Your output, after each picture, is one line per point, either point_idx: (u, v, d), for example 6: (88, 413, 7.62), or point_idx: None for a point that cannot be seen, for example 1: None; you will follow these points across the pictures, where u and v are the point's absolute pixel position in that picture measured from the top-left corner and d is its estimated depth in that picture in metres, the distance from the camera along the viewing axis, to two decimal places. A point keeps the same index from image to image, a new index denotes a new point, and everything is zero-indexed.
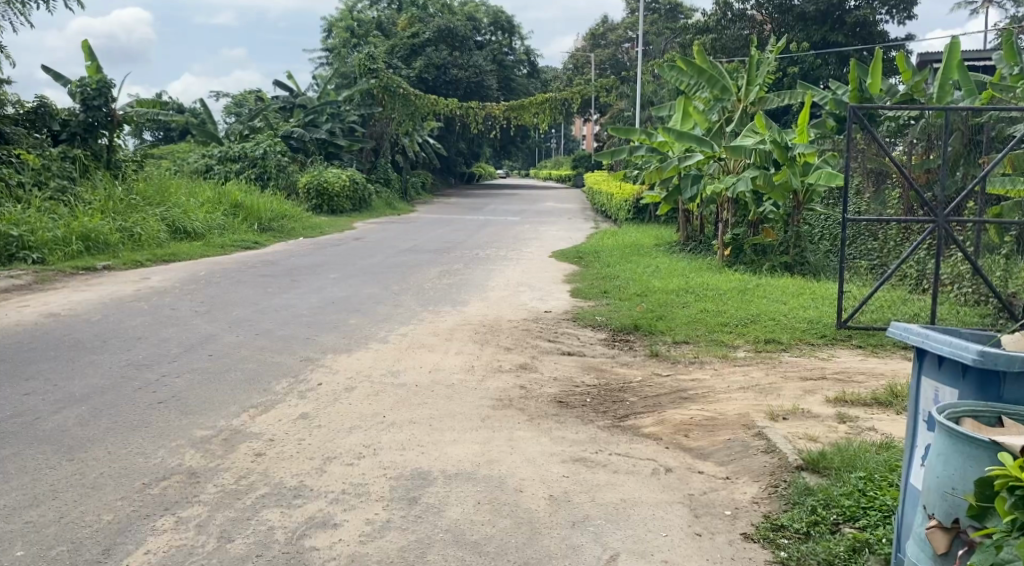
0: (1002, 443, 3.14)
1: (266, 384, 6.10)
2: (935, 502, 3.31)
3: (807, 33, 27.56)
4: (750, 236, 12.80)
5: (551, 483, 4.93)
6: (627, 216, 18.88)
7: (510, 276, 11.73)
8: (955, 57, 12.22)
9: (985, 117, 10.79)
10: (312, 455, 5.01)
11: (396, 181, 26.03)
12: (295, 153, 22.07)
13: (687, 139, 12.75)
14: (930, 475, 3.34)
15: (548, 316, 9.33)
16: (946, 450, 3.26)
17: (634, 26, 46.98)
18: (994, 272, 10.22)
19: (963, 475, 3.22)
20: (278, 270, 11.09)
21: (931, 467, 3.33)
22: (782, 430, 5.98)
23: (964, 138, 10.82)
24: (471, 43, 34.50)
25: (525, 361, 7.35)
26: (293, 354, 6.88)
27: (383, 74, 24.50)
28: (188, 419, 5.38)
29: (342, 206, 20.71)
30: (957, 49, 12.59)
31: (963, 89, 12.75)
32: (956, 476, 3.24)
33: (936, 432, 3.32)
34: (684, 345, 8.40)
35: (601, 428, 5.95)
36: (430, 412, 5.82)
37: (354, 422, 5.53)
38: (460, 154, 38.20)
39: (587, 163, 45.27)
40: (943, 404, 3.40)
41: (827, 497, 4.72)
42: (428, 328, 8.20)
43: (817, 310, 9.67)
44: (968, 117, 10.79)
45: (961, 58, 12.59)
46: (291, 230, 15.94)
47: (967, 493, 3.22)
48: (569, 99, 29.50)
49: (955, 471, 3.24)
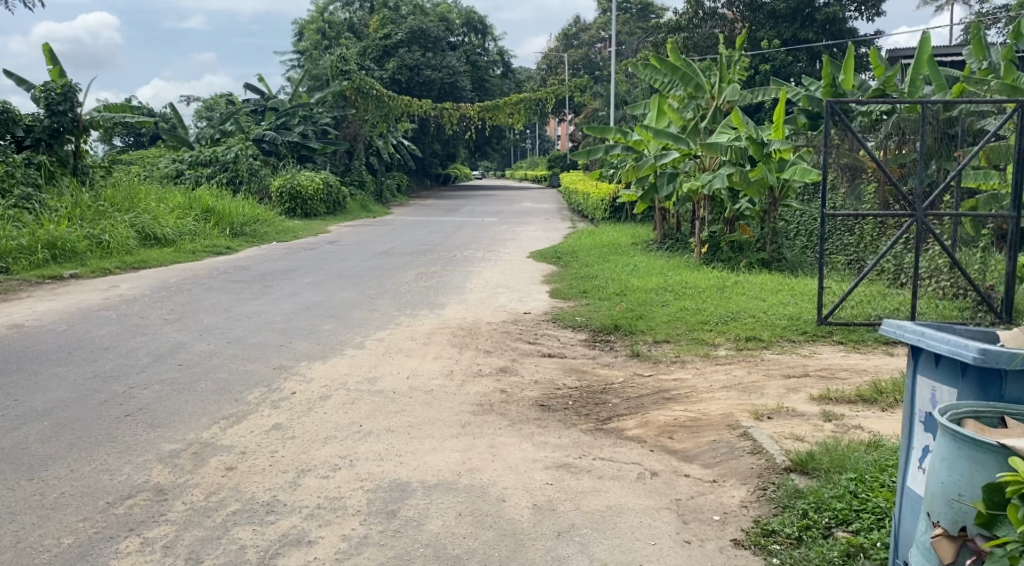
0: (1009, 446, 3.02)
1: (238, 394, 5.91)
2: (940, 509, 3.17)
3: (778, 31, 27.55)
4: (727, 233, 12.70)
5: (535, 491, 4.77)
6: (604, 215, 18.78)
7: (488, 277, 11.58)
8: (926, 52, 12.24)
9: (956, 111, 10.77)
10: (286, 469, 4.82)
11: (371, 183, 25.83)
12: (267, 156, 21.79)
13: (663, 137, 12.58)
14: (933, 480, 3.21)
15: (527, 317, 9.18)
16: (951, 454, 3.13)
17: (607, 26, 47.05)
18: (970, 265, 10.22)
19: (970, 481, 3.09)
20: (251, 276, 10.87)
21: (935, 472, 3.20)
22: (767, 430, 5.86)
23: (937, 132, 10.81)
24: (444, 43, 34.18)
25: (505, 364, 7.20)
26: (266, 362, 6.68)
27: (355, 76, 24.22)
28: (155, 433, 5.18)
29: (316, 209, 20.50)
30: (927, 44, 12.60)
31: (934, 83, 12.77)
32: (962, 482, 3.11)
33: (939, 435, 3.19)
34: (665, 344, 8.27)
35: (585, 432, 5.81)
36: (408, 419, 5.65)
37: (330, 432, 5.35)
38: (435, 155, 38.03)
39: (562, 164, 45.22)
40: (944, 406, 3.27)
41: (818, 500, 4.61)
42: (405, 332, 8.02)
43: (797, 306, 9.58)
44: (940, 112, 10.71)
45: (932, 53, 12.61)
46: (264, 234, 15.69)
47: (975, 500, 3.08)
48: (543, 100, 29.43)
49: (961, 476, 3.11)
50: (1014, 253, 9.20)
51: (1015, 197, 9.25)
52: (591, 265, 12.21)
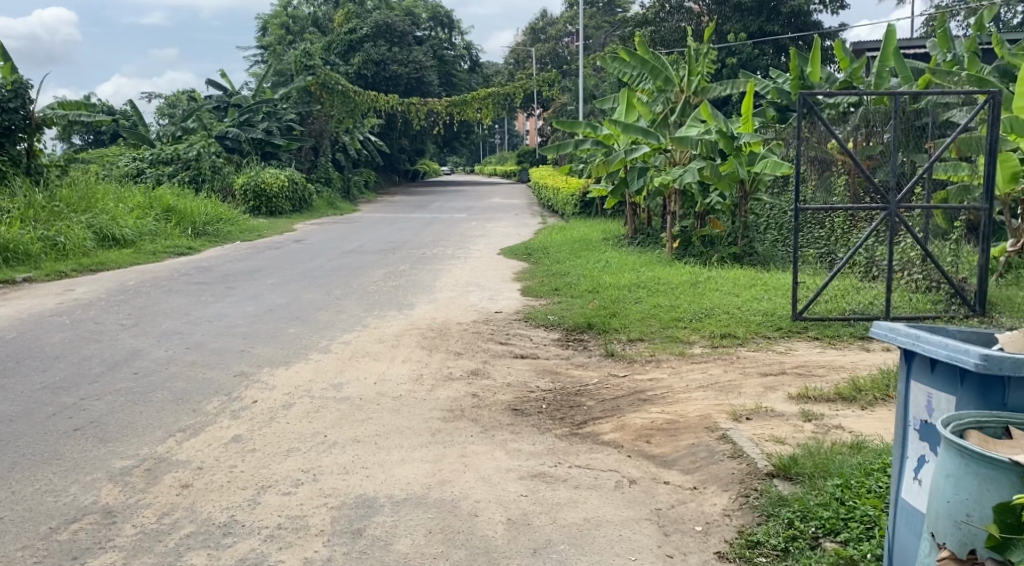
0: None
1: (196, 404, 5.63)
2: (946, 529, 2.97)
3: (744, 24, 27.38)
4: (698, 228, 12.63)
5: (509, 505, 4.54)
6: (574, 210, 18.58)
7: (458, 275, 11.33)
8: (892, 44, 12.18)
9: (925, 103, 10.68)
10: (245, 485, 4.56)
11: (338, 180, 25.43)
12: (230, 153, 21.34)
13: (633, 131, 12.37)
14: (938, 498, 3.00)
15: (498, 316, 8.95)
16: (958, 471, 2.93)
17: (574, 20, 46.83)
18: (944, 258, 10.10)
19: (979, 500, 2.89)
20: (213, 277, 10.56)
21: (940, 490, 3.00)
22: (747, 432, 5.69)
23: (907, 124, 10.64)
24: (411, 38, 33.71)
25: (476, 367, 6.96)
26: (226, 369, 6.41)
27: (320, 71, 24.00)
28: (105, 448, 4.90)
29: (281, 207, 20.13)
30: (894, 36, 12.55)
31: (901, 76, 12.71)
32: (971, 501, 2.91)
33: (944, 450, 2.98)
34: (639, 343, 8.07)
35: (560, 438, 5.60)
36: (376, 428, 5.40)
37: (292, 444, 5.09)
38: (403, 151, 37.64)
39: (531, 159, 44.99)
40: (946, 416, 3.09)
41: (804, 509, 4.48)
42: (373, 335, 7.75)
43: (771, 301, 9.43)
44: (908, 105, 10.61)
45: (898, 45, 12.55)
46: (227, 233, 15.33)
47: (985, 521, 2.88)
48: (511, 95, 29.21)
49: (969, 495, 2.90)
50: (986, 245, 9.11)
51: (987, 190, 9.15)
52: (563, 261, 12.00)
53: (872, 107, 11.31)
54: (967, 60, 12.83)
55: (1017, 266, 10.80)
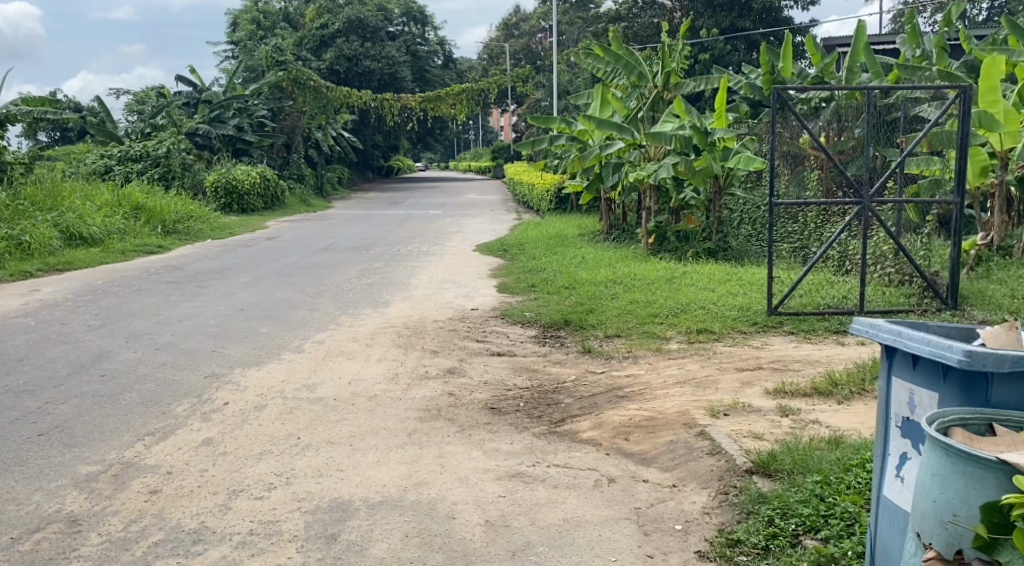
0: (1012, 463, 2.77)
1: (166, 407, 5.51)
2: (932, 530, 2.93)
3: (716, 19, 27.39)
4: (673, 223, 12.62)
5: (486, 506, 4.47)
6: (549, 205, 18.52)
7: (433, 272, 11.23)
8: (862, 39, 12.23)
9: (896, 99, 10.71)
10: (216, 490, 4.46)
11: (311, 176, 25.23)
12: (201, 150, 21.12)
13: (607, 127, 12.33)
14: (923, 498, 2.96)
15: (474, 313, 8.88)
16: (944, 471, 2.88)
17: (547, 15, 46.84)
18: (917, 252, 10.14)
19: (965, 499, 2.84)
20: (183, 276, 10.41)
21: (926, 490, 2.95)
22: (725, 428, 5.65)
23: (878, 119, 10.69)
24: (383, 33, 33.51)
25: (453, 365, 6.87)
26: (196, 370, 6.29)
27: (292, 67, 24.01)
28: (71, 454, 4.78)
29: (253, 204, 19.90)
30: (863, 32, 12.60)
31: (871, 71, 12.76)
32: (958, 501, 2.86)
33: (930, 448, 2.94)
34: (616, 339, 8.02)
35: (537, 436, 5.54)
36: (350, 429, 5.31)
37: (265, 447, 4.99)
38: (377, 147, 37.43)
39: (506, 155, 44.92)
40: (930, 413, 3.04)
41: (784, 506, 4.45)
42: (347, 333, 7.64)
43: (746, 296, 9.41)
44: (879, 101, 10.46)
45: (868, 41, 12.61)
46: (198, 231, 15.13)
47: (972, 521, 2.84)
48: (485, 90, 29.15)
49: (956, 494, 2.86)
50: (958, 239, 9.13)
51: (959, 183, 9.16)
52: (539, 257, 11.93)
53: (843, 102, 11.36)
54: (935, 55, 12.93)
55: (987, 259, 10.81)
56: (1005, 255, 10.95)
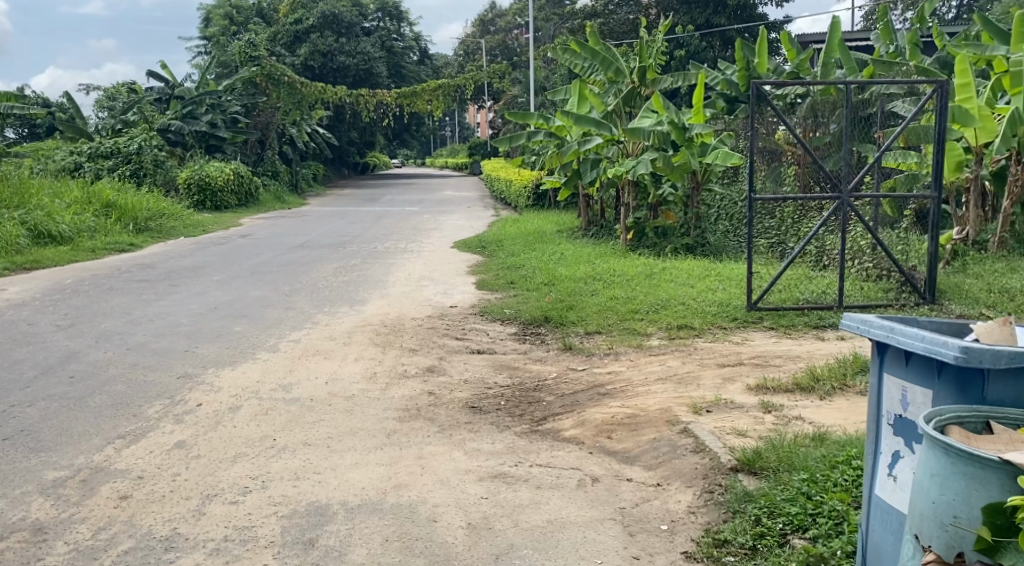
0: (1013, 462, 2.70)
1: (137, 409, 5.37)
2: (931, 532, 2.85)
3: (691, 16, 27.37)
4: (651, 218, 12.58)
5: (469, 508, 4.37)
6: (527, 202, 18.41)
7: (411, 270, 11.10)
8: (836, 36, 12.21)
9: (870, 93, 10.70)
10: (189, 495, 4.33)
11: (285, 173, 24.97)
12: (173, 147, 20.89)
13: (585, 123, 12.24)
14: (921, 499, 2.89)
15: (453, 311, 8.76)
16: (944, 471, 2.81)
17: (523, 11, 46.75)
18: (894, 248, 10.13)
19: (966, 501, 2.77)
20: (155, 274, 10.22)
21: (924, 490, 2.88)
22: (708, 425, 5.57)
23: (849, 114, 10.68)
24: (358, 29, 33.28)
25: (432, 364, 6.75)
26: (169, 371, 6.14)
27: (266, 62, 23.73)
28: (38, 458, 4.64)
29: (226, 201, 19.65)
30: (838, 28, 12.59)
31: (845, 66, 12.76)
32: (959, 502, 2.79)
33: (927, 448, 2.86)
34: (597, 335, 7.93)
35: (519, 435, 5.44)
36: (328, 430, 5.19)
37: (239, 449, 4.85)
38: (352, 144, 37.21)
39: (483, 151, 44.83)
40: (926, 411, 2.97)
41: (770, 504, 4.38)
42: (323, 332, 7.50)
43: (726, 292, 9.36)
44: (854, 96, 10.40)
45: (842, 36, 12.60)
46: (171, 229, 14.90)
47: (973, 522, 2.77)
48: (461, 86, 29.02)
49: (956, 495, 2.79)
50: (935, 233, 9.13)
51: (936, 177, 9.15)
52: (518, 254, 11.82)
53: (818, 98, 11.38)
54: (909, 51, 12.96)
55: (963, 254, 10.81)
56: (980, 250, 10.96)
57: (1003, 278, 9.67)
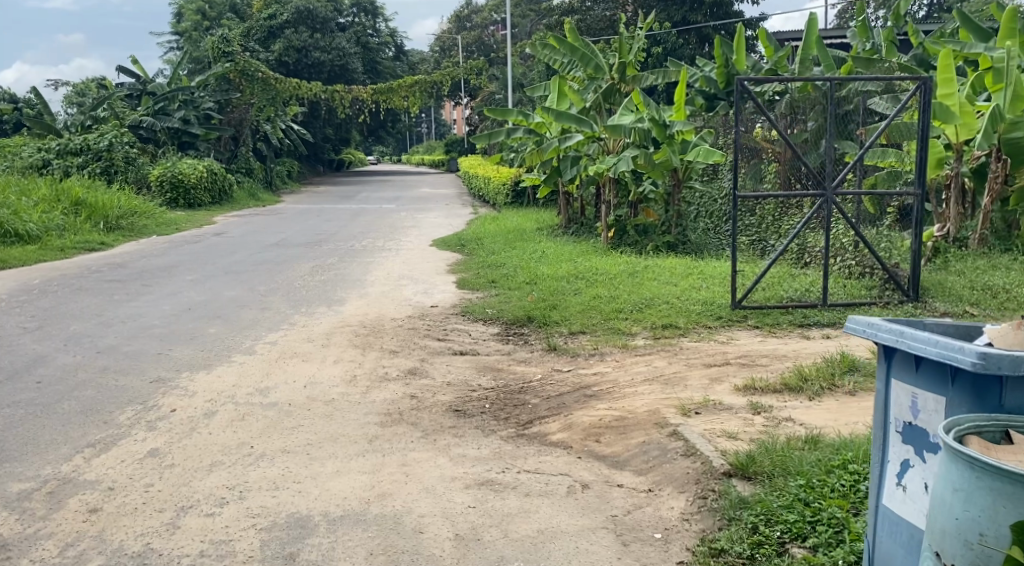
0: None
1: (108, 415, 5.15)
2: (954, 550, 2.72)
3: (668, 13, 27.30)
4: (631, 216, 12.44)
5: (456, 518, 4.20)
6: (506, 199, 18.25)
7: (389, 268, 10.90)
8: (813, 33, 12.15)
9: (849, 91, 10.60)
10: (163, 507, 4.13)
11: (259, 170, 24.63)
12: (144, 143, 20.51)
13: (566, 119, 12.05)
14: (943, 515, 2.75)
15: (434, 311, 8.58)
16: (968, 486, 2.67)
17: (499, 8, 46.56)
18: (878, 245, 10.03)
19: (992, 518, 2.63)
20: (127, 274, 9.96)
21: (946, 506, 2.74)
22: (697, 428, 5.43)
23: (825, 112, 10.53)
24: (333, 24, 32.96)
25: (413, 366, 6.57)
26: (141, 375, 5.92)
27: (239, 57, 23.36)
28: (3, 470, 4.43)
29: (200, 198, 19.32)
30: (815, 24, 12.53)
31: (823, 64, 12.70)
32: (985, 520, 2.65)
33: (950, 461, 2.72)
34: (581, 336, 7.78)
35: (505, 440, 5.28)
36: (308, 437, 5.00)
37: (215, 457, 4.66)
38: (327, 140, 36.89)
39: (459, 148, 44.64)
40: (945, 421, 2.85)
41: (767, 511, 4.24)
42: (300, 333, 7.31)
43: (709, 291, 9.23)
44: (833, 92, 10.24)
45: (820, 33, 12.54)
46: (143, 228, 14.59)
47: (1000, 540, 2.63)
48: (438, 82, 28.80)
49: (982, 511, 2.65)
50: (919, 230, 9.04)
51: (920, 174, 9.06)
52: (498, 252, 11.65)
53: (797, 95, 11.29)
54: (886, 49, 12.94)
55: (944, 250, 10.72)
56: (961, 247, 10.90)
57: (985, 275, 9.62)
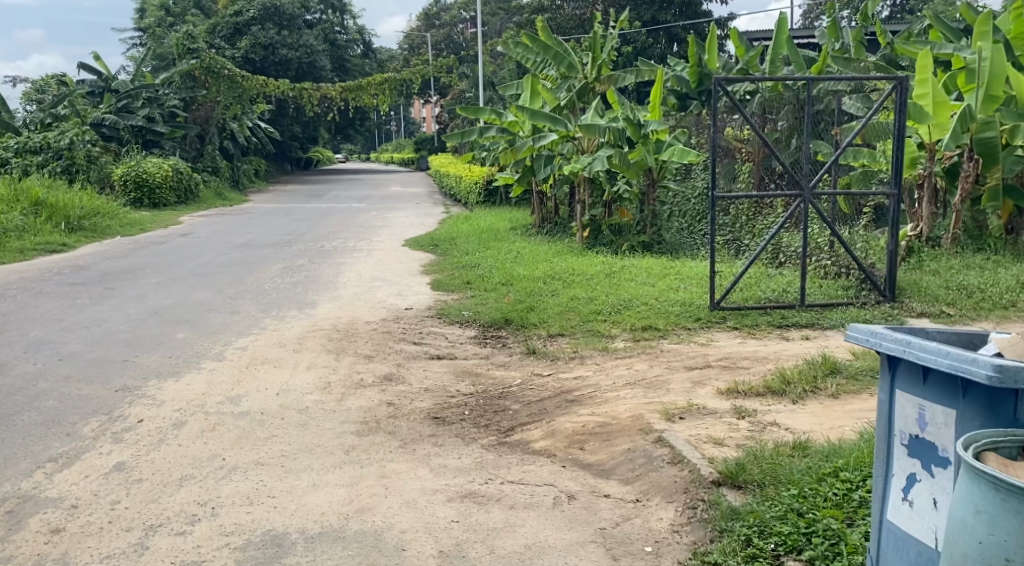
0: None
1: (71, 427, 4.92)
2: None
3: (638, 12, 27.26)
4: (606, 216, 12.26)
5: (439, 534, 4.03)
6: (478, 198, 18.07)
7: (362, 269, 10.69)
8: (785, 33, 12.11)
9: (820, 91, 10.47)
10: (130, 526, 3.93)
11: (225, 169, 24.22)
12: (107, 142, 20.03)
13: (541, 119, 11.87)
14: (964, 538, 2.61)
15: (409, 313, 8.39)
16: (994, 508, 2.54)
17: (468, 6, 46.42)
18: (854, 244, 9.92)
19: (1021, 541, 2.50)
20: (90, 277, 9.67)
21: (968, 530, 2.60)
22: (682, 434, 5.27)
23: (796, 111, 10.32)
24: (300, 21, 32.62)
25: (389, 371, 6.37)
26: (106, 383, 5.68)
27: (205, 54, 22.96)
28: None
29: (165, 198, 18.93)
30: (786, 24, 12.50)
31: (794, 64, 12.67)
32: (1011, 543, 2.52)
33: (973, 480, 2.59)
34: (561, 339, 7.62)
35: (487, 448, 5.11)
36: (282, 447, 4.80)
37: (185, 471, 4.45)
38: (295, 139, 36.54)
39: (429, 146, 44.41)
40: (965, 437, 2.71)
41: (760, 522, 4.11)
42: (272, 338, 7.09)
43: (688, 292, 9.10)
44: (804, 90, 10.10)
45: (791, 33, 12.50)
46: (105, 228, 14.24)
47: None
48: (408, 80, 28.56)
49: (1010, 534, 2.52)
50: (895, 231, 8.97)
51: (896, 174, 8.97)
52: (472, 252, 11.47)
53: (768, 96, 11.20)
54: (855, 50, 12.96)
55: (917, 251, 10.63)
56: (933, 247, 10.80)
57: (962, 274, 9.57)
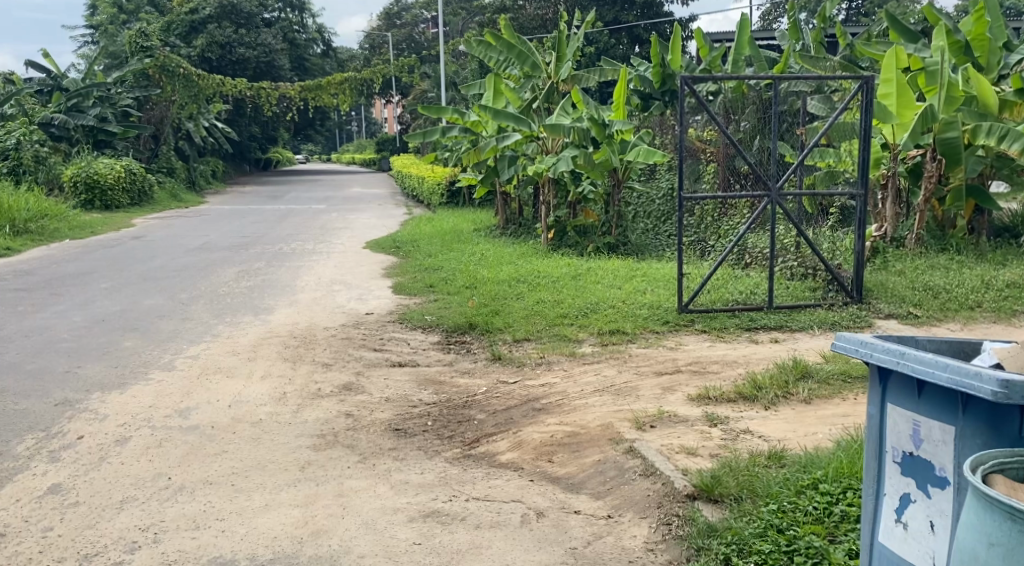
0: None
1: (4, 445, 4.61)
2: None
3: (600, 12, 27.17)
4: (571, 217, 12.01)
5: (399, 559, 3.78)
6: (441, 199, 17.81)
7: (321, 273, 10.37)
8: (747, 32, 11.98)
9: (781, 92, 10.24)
10: (63, 557, 3.65)
11: (181, 170, 23.71)
12: (56, 142, 19.34)
13: (504, 118, 11.60)
14: None
15: (369, 319, 8.10)
16: (1010, 540, 2.34)
17: (429, 6, 46.16)
18: (820, 244, 9.75)
19: None
20: (35, 282, 9.27)
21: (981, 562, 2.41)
22: (654, 444, 5.05)
23: (760, 112, 10.13)
24: (258, 19, 32.12)
25: (348, 381, 6.09)
26: (44, 397, 5.35)
27: (159, 53, 22.38)
28: None
29: (117, 200, 18.43)
30: (749, 24, 12.38)
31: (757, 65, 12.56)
32: None
33: (984, 511, 2.40)
34: (526, 343, 7.39)
35: (450, 462, 4.86)
36: (232, 464, 4.52)
37: (127, 493, 4.16)
38: (253, 138, 35.96)
39: (390, 147, 44.04)
40: (976, 460, 2.51)
41: (740, 540, 3.90)
42: (225, 346, 6.78)
43: (655, 294, 8.92)
44: (765, 90, 9.95)
45: (753, 33, 12.37)
46: (54, 231, 13.78)
47: None
48: (369, 80, 28.19)
49: None
50: (863, 231, 8.81)
51: (863, 174, 8.81)
52: (436, 254, 11.24)
53: (732, 97, 11.08)
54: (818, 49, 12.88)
55: (883, 251, 10.48)
56: (898, 247, 10.69)
57: (929, 275, 9.47)
